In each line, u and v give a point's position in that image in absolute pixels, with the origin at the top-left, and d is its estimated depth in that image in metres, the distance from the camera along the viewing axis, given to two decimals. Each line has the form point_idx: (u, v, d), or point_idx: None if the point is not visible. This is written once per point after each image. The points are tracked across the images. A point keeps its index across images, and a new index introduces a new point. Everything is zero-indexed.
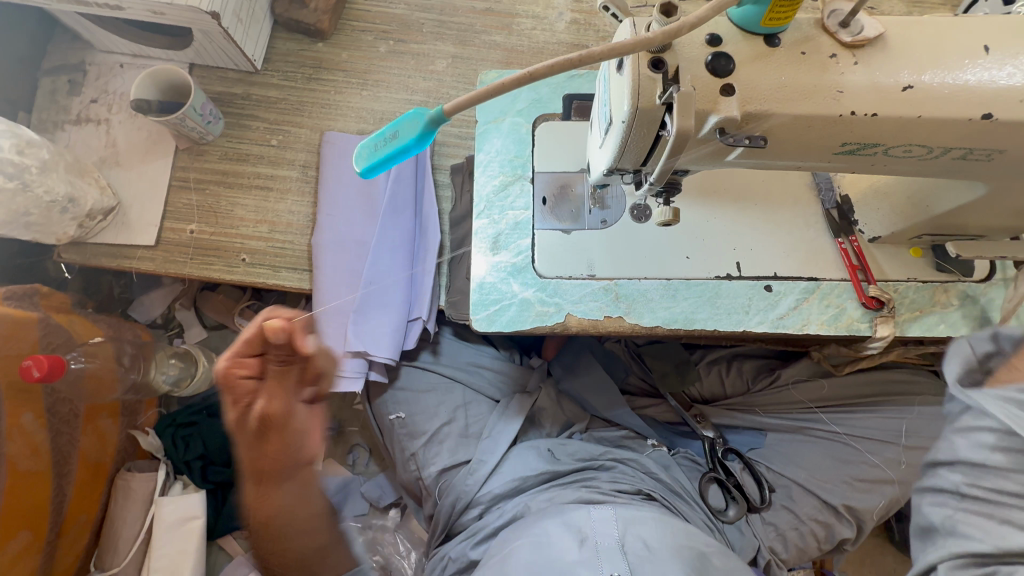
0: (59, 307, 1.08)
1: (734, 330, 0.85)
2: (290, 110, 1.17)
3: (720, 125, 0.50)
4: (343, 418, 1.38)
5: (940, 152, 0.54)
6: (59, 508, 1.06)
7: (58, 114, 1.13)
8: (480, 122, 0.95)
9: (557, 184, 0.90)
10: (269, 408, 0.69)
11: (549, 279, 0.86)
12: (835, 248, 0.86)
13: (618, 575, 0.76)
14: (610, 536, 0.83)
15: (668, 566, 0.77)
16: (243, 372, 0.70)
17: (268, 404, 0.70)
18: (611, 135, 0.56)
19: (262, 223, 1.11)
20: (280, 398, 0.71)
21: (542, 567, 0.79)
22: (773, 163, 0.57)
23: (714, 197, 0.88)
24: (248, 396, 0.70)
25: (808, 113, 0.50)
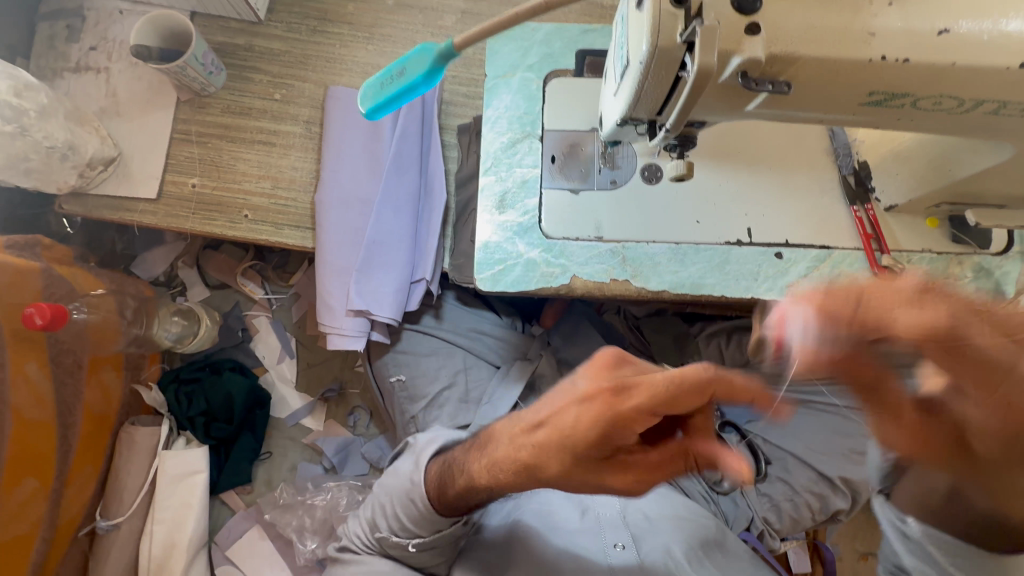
0: (62, 259, 1.08)
1: (743, 297, 0.83)
2: (293, 63, 1.14)
3: (743, 68, 0.48)
4: (345, 379, 1.39)
5: (972, 105, 0.51)
6: (65, 457, 1.08)
7: (57, 61, 1.10)
8: (489, 76, 0.91)
9: (567, 142, 0.88)
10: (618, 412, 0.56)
11: (555, 240, 0.85)
12: (850, 216, 0.84)
13: (623, 544, 0.77)
14: (612, 507, 0.83)
15: (671, 537, 0.79)
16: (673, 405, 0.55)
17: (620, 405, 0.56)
18: (627, 79, 0.54)
19: (265, 179, 1.10)
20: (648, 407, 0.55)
21: (546, 535, 0.80)
22: (793, 115, 0.55)
23: (728, 160, 0.86)
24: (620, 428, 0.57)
25: (834, 57, 0.48)
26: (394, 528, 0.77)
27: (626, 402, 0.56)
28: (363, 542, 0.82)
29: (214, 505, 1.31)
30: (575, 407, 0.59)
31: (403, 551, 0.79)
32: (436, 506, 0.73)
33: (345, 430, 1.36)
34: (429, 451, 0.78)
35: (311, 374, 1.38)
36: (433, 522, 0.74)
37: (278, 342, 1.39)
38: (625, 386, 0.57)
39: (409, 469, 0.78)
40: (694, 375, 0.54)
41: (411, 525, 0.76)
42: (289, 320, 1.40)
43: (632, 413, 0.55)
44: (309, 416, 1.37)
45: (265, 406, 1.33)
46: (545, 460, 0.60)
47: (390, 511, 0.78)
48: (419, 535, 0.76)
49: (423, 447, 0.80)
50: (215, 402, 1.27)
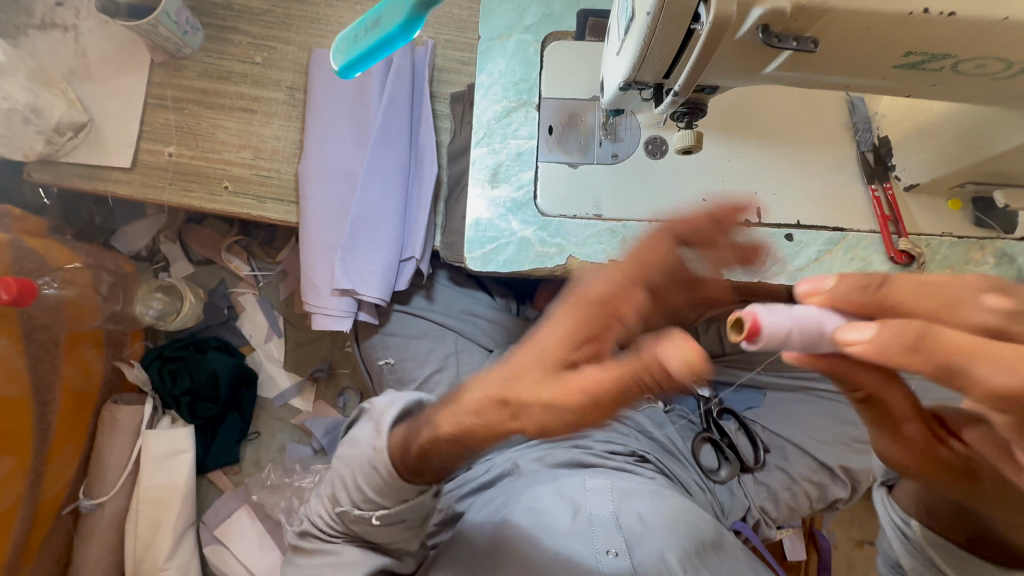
0: (33, 230, 1.03)
1: (749, 282, 0.78)
2: (276, 23, 1.06)
3: (764, 21, 0.42)
4: (335, 359, 1.35)
5: (1018, 70, 0.46)
6: (44, 434, 1.04)
7: (20, 17, 1.03)
8: (482, 38, 0.84)
9: (566, 112, 0.81)
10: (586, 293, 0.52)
11: (551, 218, 0.79)
12: (867, 195, 0.79)
13: (615, 551, 0.75)
14: (604, 507, 0.81)
15: (667, 542, 0.77)
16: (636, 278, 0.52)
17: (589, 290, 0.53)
18: (632, 35, 0.48)
19: (246, 149, 1.03)
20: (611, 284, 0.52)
21: (537, 536, 0.77)
22: (817, 79, 0.49)
23: (739, 134, 0.80)
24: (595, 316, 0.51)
25: (867, 10, 0.42)
26: (356, 500, 0.74)
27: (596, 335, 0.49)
28: (326, 523, 0.79)
29: (202, 484, 1.29)
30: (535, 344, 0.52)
31: (365, 526, 0.75)
32: (402, 474, 0.70)
33: (335, 411, 1.32)
34: (390, 414, 0.73)
35: (300, 355, 1.35)
36: (399, 492, 0.71)
37: (265, 321, 1.34)
38: (576, 306, 0.52)
39: (369, 437, 0.73)
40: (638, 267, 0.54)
41: (375, 496, 0.72)
42: (276, 298, 1.35)
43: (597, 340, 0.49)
44: (298, 396, 1.34)
45: (251, 385, 1.30)
46: (515, 385, 0.51)
47: (352, 484, 0.74)
48: (383, 506, 0.73)
49: (383, 410, 0.75)
50: (199, 380, 1.23)
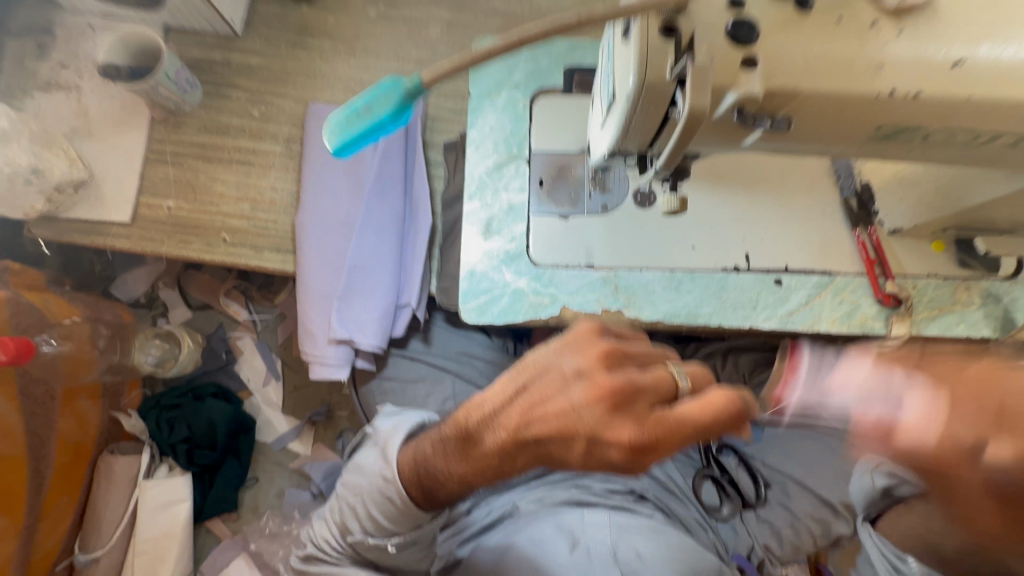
0: (32, 285, 1.04)
1: (741, 326, 0.79)
2: (273, 79, 1.09)
3: (739, 103, 0.43)
4: (333, 402, 1.35)
5: (987, 140, 0.47)
6: (37, 492, 1.03)
7: (25, 79, 1.06)
8: (473, 95, 0.87)
9: (556, 165, 0.83)
10: (639, 432, 0.51)
11: (544, 268, 0.81)
12: (853, 240, 0.80)
13: None
14: (603, 541, 0.80)
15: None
16: (657, 400, 0.52)
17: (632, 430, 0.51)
18: (614, 114, 0.50)
19: (244, 201, 1.05)
20: (641, 418, 0.51)
21: (535, 568, 0.77)
22: (796, 148, 0.51)
23: (724, 184, 0.82)
24: (646, 442, 0.51)
25: (841, 94, 0.43)
26: (369, 529, 0.71)
27: (649, 450, 0.51)
28: (333, 547, 0.76)
29: (200, 532, 1.27)
30: (584, 443, 0.53)
31: (379, 553, 0.73)
32: (415, 502, 0.68)
33: (334, 454, 1.31)
34: (397, 439, 0.72)
35: (297, 399, 1.34)
36: (414, 518, 0.69)
37: (263, 365, 1.35)
38: (638, 428, 0.51)
39: (377, 465, 0.71)
40: (723, 417, 0.50)
41: (389, 524, 0.70)
42: (274, 341, 1.35)
43: (650, 453, 0.51)
44: (296, 440, 1.33)
45: (249, 431, 1.29)
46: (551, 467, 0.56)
47: (362, 513, 0.71)
48: (398, 533, 0.71)
49: (388, 437, 0.74)
50: (198, 428, 1.23)
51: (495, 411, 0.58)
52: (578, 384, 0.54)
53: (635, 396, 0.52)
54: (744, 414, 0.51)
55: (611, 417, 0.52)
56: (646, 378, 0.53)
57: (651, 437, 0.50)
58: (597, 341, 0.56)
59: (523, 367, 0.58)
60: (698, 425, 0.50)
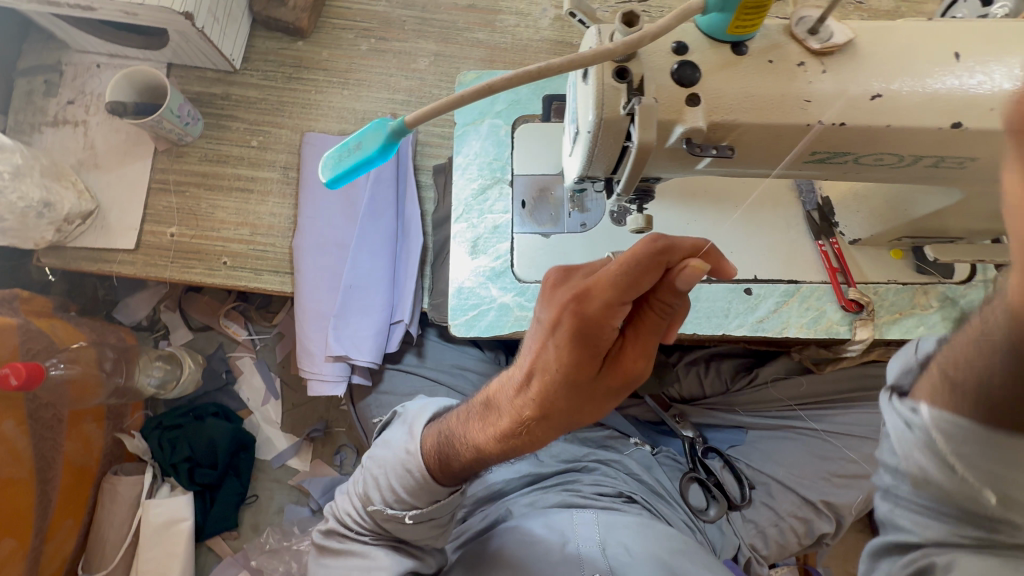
0: (40, 312, 1.08)
1: (717, 334, 0.87)
2: (270, 110, 1.16)
3: (687, 135, 0.50)
4: (331, 418, 1.38)
5: (912, 160, 0.53)
6: (44, 513, 1.06)
7: (35, 116, 1.11)
8: (458, 124, 0.94)
9: (536, 187, 0.89)
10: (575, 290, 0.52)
11: (529, 284, 0.86)
12: (816, 250, 0.87)
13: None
14: (592, 538, 0.84)
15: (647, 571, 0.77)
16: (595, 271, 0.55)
17: (570, 290, 0.53)
18: (579, 145, 0.55)
19: (243, 226, 1.10)
20: (577, 283, 0.53)
21: (528, 567, 0.79)
22: (745, 171, 0.56)
23: (695, 201, 0.87)
24: (587, 293, 0.51)
25: (773, 125, 0.49)
26: (389, 500, 0.72)
27: (592, 303, 0.51)
28: (355, 520, 0.78)
29: (201, 551, 1.30)
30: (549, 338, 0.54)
31: (396, 525, 0.74)
32: (435, 478, 0.70)
33: (333, 469, 1.34)
34: (423, 418, 0.76)
35: (296, 415, 1.37)
36: (432, 492, 0.71)
37: (262, 384, 1.38)
38: (572, 293, 0.52)
39: (403, 441, 0.74)
40: (638, 247, 0.49)
41: (408, 496, 0.71)
42: (273, 359, 1.40)
43: (596, 308, 0.51)
44: (296, 457, 1.36)
45: (248, 448, 1.33)
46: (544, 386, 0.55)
47: (384, 484, 0.73)
48: (416, 505, 0.72)
49: (415, 416, 0.77)
50: (199, 447, 1.26)
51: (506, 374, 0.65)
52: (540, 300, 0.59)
53: (577, 277, 0.55)
54: (665, 245, 0.49)
55: (555, 294, 0.55)
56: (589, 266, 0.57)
57: (593, 294, 0.51)
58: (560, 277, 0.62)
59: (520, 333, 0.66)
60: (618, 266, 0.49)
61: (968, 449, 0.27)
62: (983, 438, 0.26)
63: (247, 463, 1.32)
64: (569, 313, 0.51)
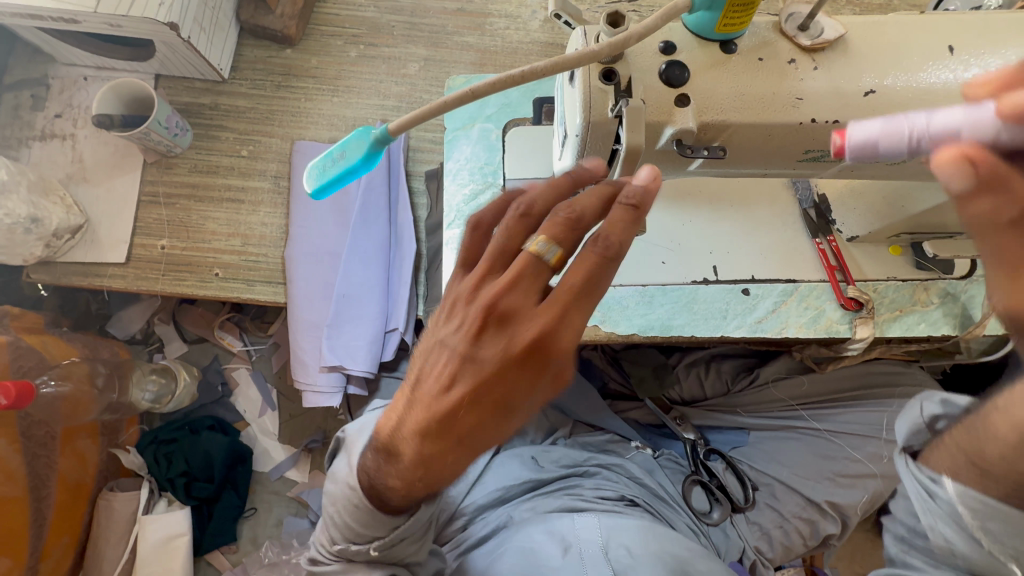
0: (31, 328, 1.07)
1: (713, 336, 0.83)
2: (260, 119, 1.15)
3: (677, 137, 0.49)
4: (328, 428, 1.37)
5: None
6: (39, 532, 1.05)
7: (22, 130, 1.10)
8: (448, 129, 0.93)
9: (529, 191, 0.86)
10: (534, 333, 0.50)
11: None
12: (813, 248, 0.84)
13: None
14: (594, 542, 0.82)
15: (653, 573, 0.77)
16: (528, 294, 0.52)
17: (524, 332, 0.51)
18: (567, 149, 0.54)
19: (235, 237, 1.09)
20: (528, 321, 0.51)
21: None
22: (738, 171, 0.55)
23: (690, 201, 0.87)
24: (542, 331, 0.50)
25: (764, 122, 0.49)
26: (349, 535, 0.68)
27: (548, 341, 0.51)
28: (327, 550, 0.73)
29: (200, 565, 1.28)
30: (494, 381, 0.51)
31: (366, 557, 0.70)
32: (380, 507, 0.64)
33: None
34: (362, 442, 0.68)
35: (293, 427, 1.36)
36: (386, 521, 0.64)
37: (258, 395, 1.37)
38: (529, 334, 0.50)
39: (343, 473, 0.67)
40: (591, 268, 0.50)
41: (365, 530, 0.66)
42: (269, 370, 1.38)
43: (549, 348, 0.51)
44: (294, 468, 1.35)
45: (246, 462, 1.31)
46: (480, 430, 0.53)
47: (339, 521, 0.68)
48: (376, 537, 0.66)
49: (355, 441, 0.70)
50: (195, 461, 1.25)
51: (400, 415, 0.56)
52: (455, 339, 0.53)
53: (517, 307, 0.52)
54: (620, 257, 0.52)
55: (498, 336, 0.51)
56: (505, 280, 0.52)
57: (545, 329, 0.50)
58: (456, 300, 0.55)
59: (413, 360, 0.57)
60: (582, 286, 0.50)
61: (991, 524, 0.43)
62: (1003, 516, 0.43)
63: (246, 474, 1.31)
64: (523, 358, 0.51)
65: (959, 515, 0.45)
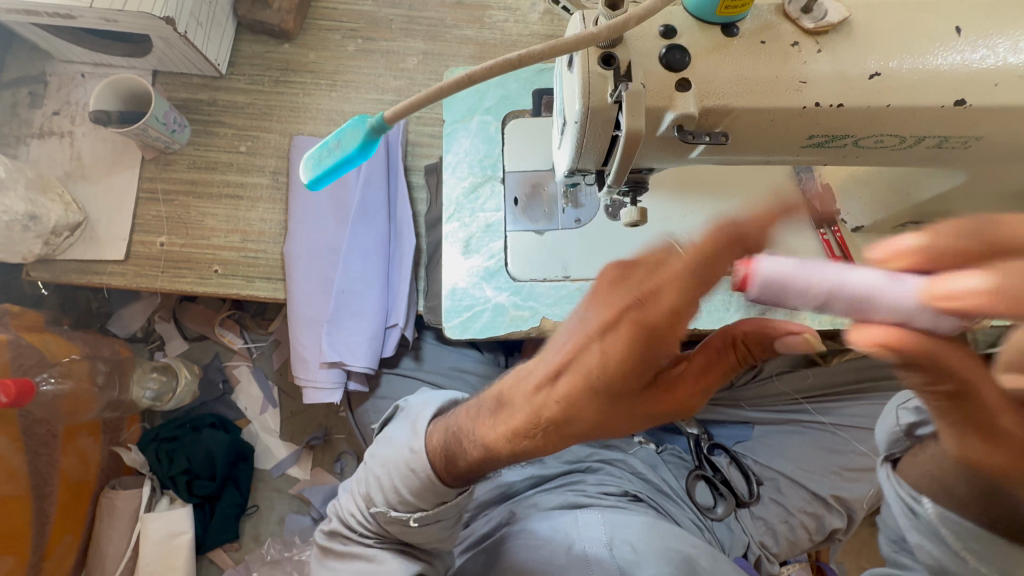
0: (31, 326, 1.07)
1: (714, 327, 0.84)
2: (258, 115, 1.14)
3: (677, 122, 0.48)
4: (330, 425, 1.37)
5: (914, 142, 0.51)
6: (41, 530, 1.05)
7: (20, 128, 1.10)
8: (447, 122, 0.92)
9: (529, 183, 0.87)
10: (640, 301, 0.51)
11: (523, 282, 0.84)
12: (818, 240, 0.83)
13: None
14: (598, 539, 0.81)
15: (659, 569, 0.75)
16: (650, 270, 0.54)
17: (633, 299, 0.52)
18: (567, 137, 0.53)
19: (234, 233, 1.09)
20: (631, 293, 0.53)
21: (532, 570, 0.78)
22: (741, 159, 0.54)
23: (692, 192, 0.86)
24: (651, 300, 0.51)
25: (767, 107, 0.48)
26: (392, 502, 0.68)
27: (653, 309, 0.51)
28: (360, 521, 0.73)
29: (202, 563, 1.28)
30: (598, 344, 0.53)
31: (401, 529, 0.70)
32: (440, 477, 0.65)
33: (333, 477, 1.33)
34: (428, 413, 0.71)
35: (295, 424, 1.36)
36: (439, 494, 0.66)
37: (259, 392, 1.36)
38: (631, 301, 0.52)
39: (406, 438, 0.69)
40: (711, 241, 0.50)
41: (412, 499, 0.67)
42: (270, 368, 1.38)
43: (659, 319, 0.51)
44: (296, 465, 1.35)
45: (247, 459, 1.31)
46: (583, 396, 0.53)
47: (387, 485, 0.68)
48: (422, 508, 0.68)
49: (419, 411, 0.72)
50: (196, 459, 1.24)
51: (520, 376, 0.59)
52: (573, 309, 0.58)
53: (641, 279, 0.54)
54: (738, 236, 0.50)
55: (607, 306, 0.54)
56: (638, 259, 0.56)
57: (661, 300, 0.51)
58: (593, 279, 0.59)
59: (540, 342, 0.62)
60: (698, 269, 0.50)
61: (974, 545, 0.49)
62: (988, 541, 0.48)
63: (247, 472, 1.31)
64: (630, 323, 0.51)
65: (942, 533, 0.51)
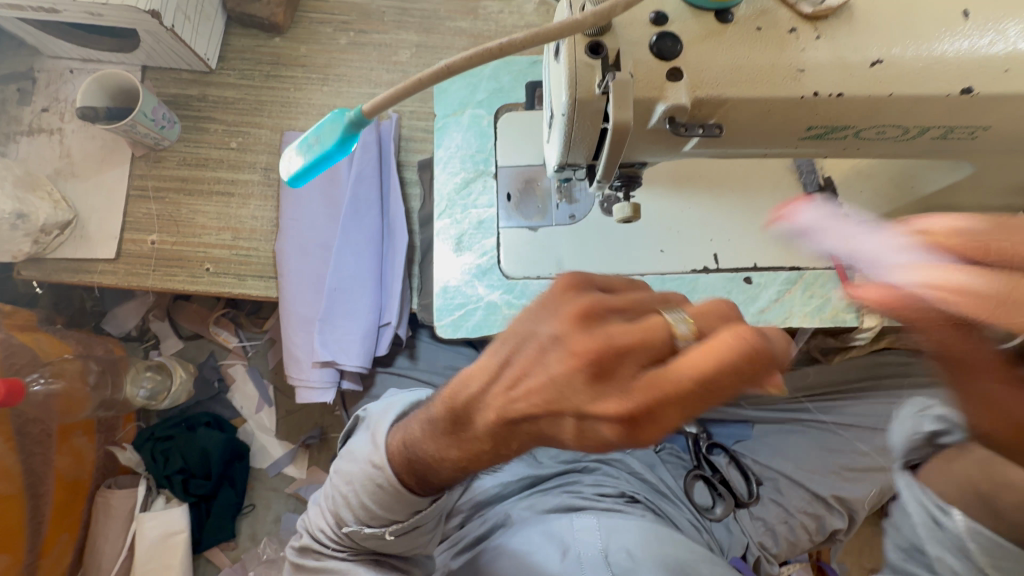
0: (24, 325, 1.06)
1: None
2: (248, 110, 1.12)
3: (669, 113, 0.46)
4: (325, 424, 1.35)
5: (919, 132, 0.49)
6: (36, 530, 1.04)
7: (9, 125, 1.09)
8: (438, 116, 0.90)
9: (522, 178, 0.85)
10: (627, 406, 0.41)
11: (516, 280, 0.82)
12: None
13: None
14: (592, 544, 0.79)
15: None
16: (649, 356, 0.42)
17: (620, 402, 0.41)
18: (555, 130, 0.51)
19: (225, 231, 1.07)
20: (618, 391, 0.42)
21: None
22: (736, 151, 0.52)
23: (689, 186, 0.83)
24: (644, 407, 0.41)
25: (764, 97, 0.45)
26: (363, 518, 0.66)
27: (647, 419, 0.41)
28: (330, 537, 0.70)
29: (200, 562, 1.28)
30: (572, 421, 0.44)
31: (376, 542, 0.68)
32: (409, 488, 0.63)
33: None
34: (387, 421, 0.67)
35: (291, 423, 1.35)
36: (410, 504, 0.64)
37: (255, 391, 1.36)
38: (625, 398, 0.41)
39: (367, 451, 0.65)
40: (728, 360, 0.38)
41: (383, 512, 0.65)
42: (266, 366, 1.37)
43: (646, 424, 0.42)
44: (292, 464, 1.34)
45: (242, 458, 1.31)
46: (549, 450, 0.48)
47: (355, 502, 0.66)
48: (395, 520, 0.66)
49: (378, 420, 0.69)
50: (191, 458, 1.24)
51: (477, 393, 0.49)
52: (555, 352, 0.45)
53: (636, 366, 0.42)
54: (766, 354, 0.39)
55: (591, 385, 0.42)
56: (631, 334, 0.42)
57: (656, 409, 0.41)
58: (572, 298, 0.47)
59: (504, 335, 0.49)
60: (702, 377, 0.39)
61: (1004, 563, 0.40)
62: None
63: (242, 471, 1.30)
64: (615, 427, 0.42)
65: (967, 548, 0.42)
